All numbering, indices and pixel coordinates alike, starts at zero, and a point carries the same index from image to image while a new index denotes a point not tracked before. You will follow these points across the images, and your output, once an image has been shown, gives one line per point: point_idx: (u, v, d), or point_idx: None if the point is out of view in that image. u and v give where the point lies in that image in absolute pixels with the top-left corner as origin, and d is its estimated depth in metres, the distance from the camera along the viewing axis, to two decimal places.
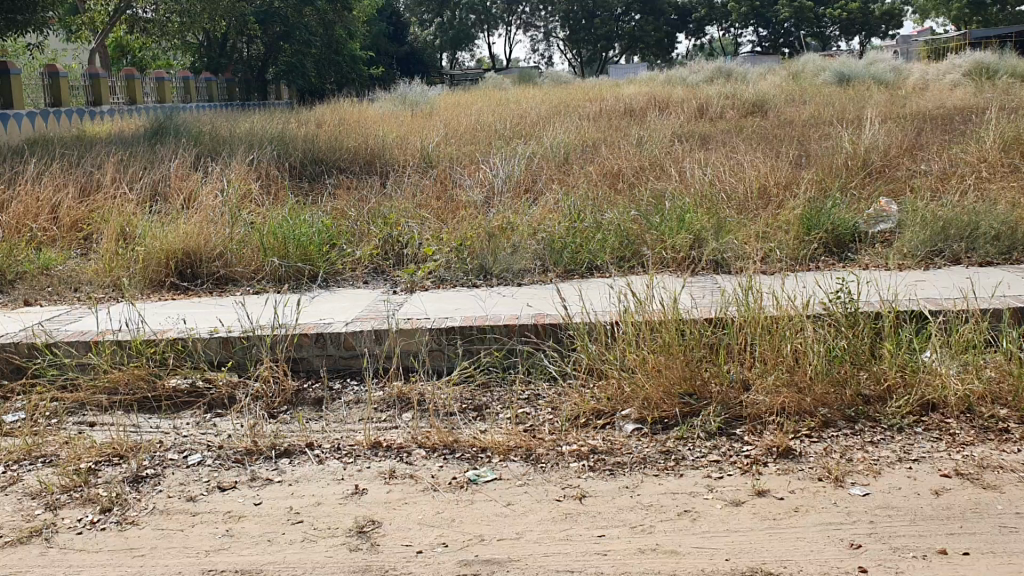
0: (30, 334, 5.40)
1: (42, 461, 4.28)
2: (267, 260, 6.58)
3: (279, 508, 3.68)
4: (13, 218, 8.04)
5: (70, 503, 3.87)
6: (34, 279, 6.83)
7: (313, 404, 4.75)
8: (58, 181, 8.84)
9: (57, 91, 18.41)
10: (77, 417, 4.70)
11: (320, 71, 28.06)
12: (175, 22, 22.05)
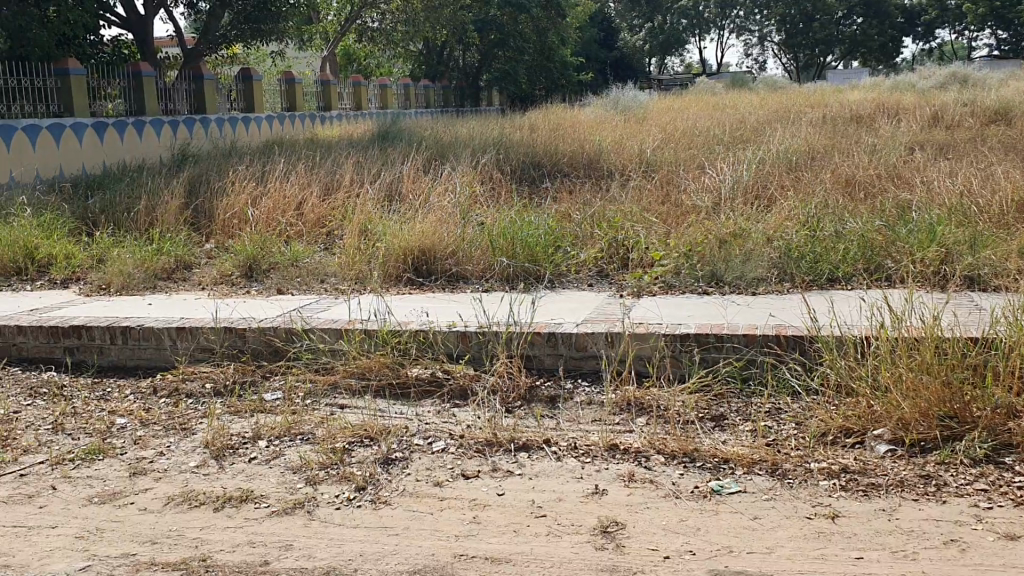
0: (287, 319, 5.86)
1: (300, 439, 4.62)
2: (497, 260, 6.78)
3: (522, 501, 3.77)
4: (265, 214, 8.73)
5: (328, 479, 4.13)
6: (285, 270, 7.37)
7: (547, 402, 4.85)
8: (303, 181, 9.51)
9: (293, 96, 19.79)
10: (329, 400, 5.06)
11: (532, 77, 28.71)
12: (401, 31, 23.16)
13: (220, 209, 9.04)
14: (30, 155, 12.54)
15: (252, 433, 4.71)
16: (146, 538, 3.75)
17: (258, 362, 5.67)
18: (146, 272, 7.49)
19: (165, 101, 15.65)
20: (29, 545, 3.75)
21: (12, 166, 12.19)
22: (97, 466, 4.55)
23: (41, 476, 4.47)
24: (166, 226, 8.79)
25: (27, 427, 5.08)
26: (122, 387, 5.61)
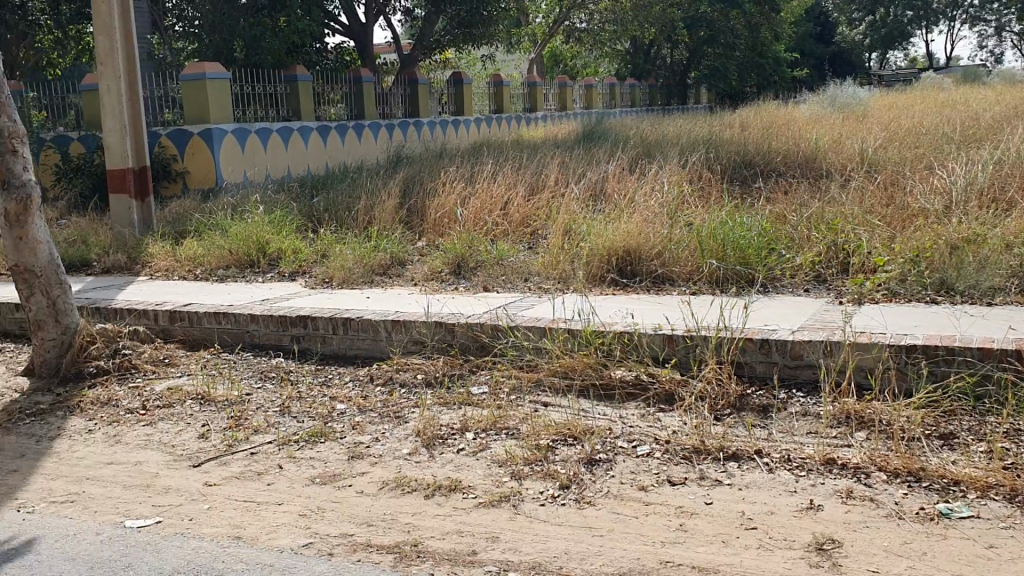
0: (493, 316, 6.00)
1: (506, 433, 4.71)
2: (705, 262, 6.64)
3: (731, 511, 3.66)
4: (473, 213, 8.98)
5: (533, 476, 4.18)
6: (491, 268, 7.55)
7: (757, 410, 4.69)
8: (511, 181, 9.70)
9: (501, 98, 20.27)
10: (534, 397, 5.13)
11: (742, 74, 27.98)
12: (608, 31, 23.22)
13: (432, 208, 9.38)
14: (262, 156, 13.53)
15: (460, 425, 4.85)
16: (362, 520, 3.95)
17: (466, 357, 5.83)
18: (363, 268, 7.88)
19: (383, 105, 16.43)
20: (258, 520, 4.05)
21: (247, 167, 13.18)
22: (318, 449, 4.83)
23: (269, 455, 4.80)
24: (381, 223, 9.22)
25: (257, 409, 5.47)
26: (341, 375, 5.94)
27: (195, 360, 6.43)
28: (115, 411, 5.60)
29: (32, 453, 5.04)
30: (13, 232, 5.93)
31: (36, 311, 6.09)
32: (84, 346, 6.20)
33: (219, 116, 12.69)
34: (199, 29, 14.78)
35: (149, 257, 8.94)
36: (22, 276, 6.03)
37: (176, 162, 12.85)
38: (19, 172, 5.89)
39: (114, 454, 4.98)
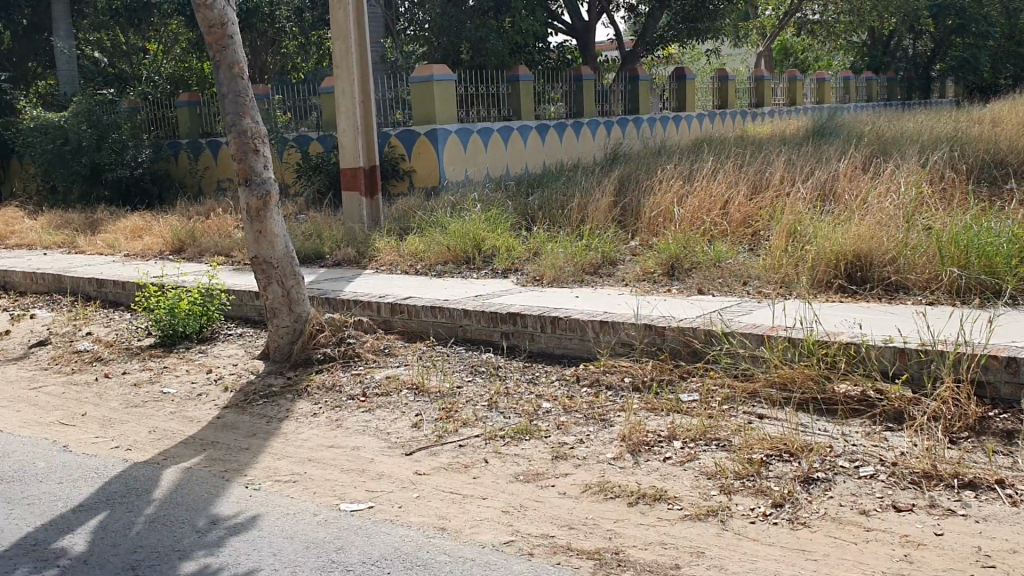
0: (708, 320, 5.81)
1: (716, 445, 4.54)
2: (945, 270, 6.12)
3: (965, 546, 3.33)
4: (690, 213, 8.74)
5: (743, 491, 4.00)
6: (707, 270, 7.33)
7: (1000, 436, 4.25)
8: (731, 180, 9.38)
9: (725, 93, 19.75)
10: (748, 408, 4.93)
11: (996, 64, 25.72)
12: (843, 22, 22.08)
13: (648, 207, 9.24)
14: (483, 155, 13.89)
15: (668, 433, 4.73)
16: (565, 522, 3.91)
17: (677, 362, 5.67)
18: (575, 267, 7.88)
19: (603, 102, 16.42)
20: (464, 512, 4.11)
21: (468, 165, 13.56)
22: (524, 446, 4.85)
23: (476, 449, 4.88)
24: (596, 222, 9.19)
25: (467, 402, 5.58)
26: (549, 373, 5.95)
27: (412, 351, 6.65)
28: (337, 396, 5.89)
29: (263, 432, 5.40)
30: (254, 226, 6.38)
31: (272, 300, 6.52)
32: (314, 334, 6.55)
33: (444, 116, 13.11)
34: (429, 32, 15.40)
35: (374, 252, 9.37)
36: (261, 267, 6.47)
37: (403, 161, 13.44)
38: (260, 170, 6.33)
39: (333, 438, 5.23)
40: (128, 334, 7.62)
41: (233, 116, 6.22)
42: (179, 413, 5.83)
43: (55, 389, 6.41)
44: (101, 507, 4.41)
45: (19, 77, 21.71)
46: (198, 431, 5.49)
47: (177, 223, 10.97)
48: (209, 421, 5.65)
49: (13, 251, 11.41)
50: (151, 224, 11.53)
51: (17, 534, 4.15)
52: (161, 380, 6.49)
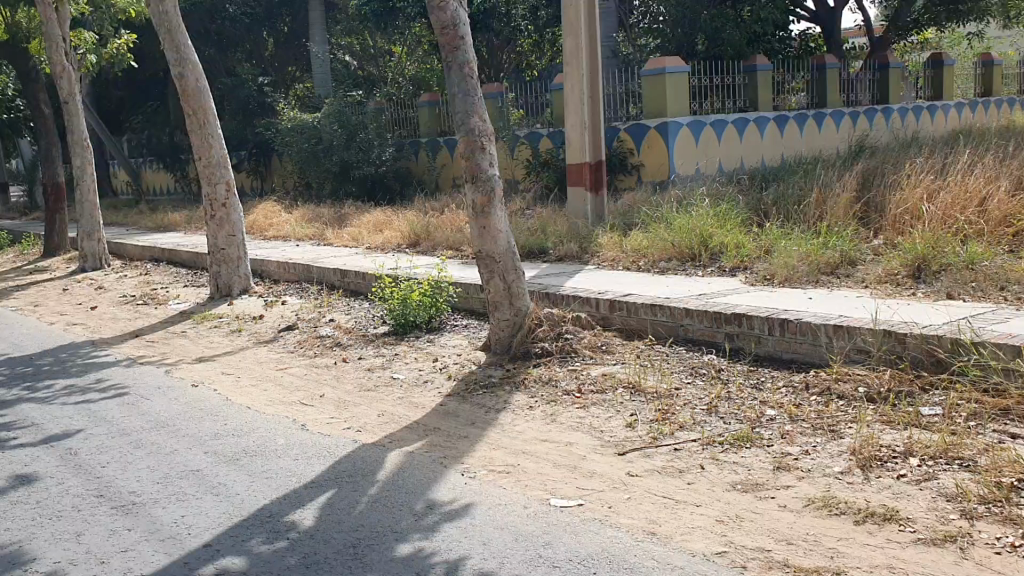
0: (955, 328, 5.33)
1: (960, 465, 4.15)
2: None
3: None
4: (942, 210, 8.06)
5: (989, 518, 3.64)
6: (959, 272, 6.74)
7: None
8: (991, 174, 8.57)
9: (989, 80, 18.11)
10: (999, 427, 4.49)
11: None
12: None
13: (893, 203, 8.62)
14: (716, 148, 13.54)
15: (904, 448, 4.38)
16: (782, 536, 3.73)
17: (918, 372, 5.25)
18: (809, 267, 7.49)
19: (848, 92, 15.53)
20: (675, 518, 4.01)
21: (700, 159, 13.27)
22: (743, 454, 4.66)
23: (692, 454, 4.75)
24: (833, 219, 8.69)
25: (685, 404, 5.44)
26: (774, 379, 5.69)
27: (631, 349, 6.58)
28: (555, 391, 5.93)
29: (481, 422, 5.54)
30: (479, 221, 6.55)
31: (494, 293, 6.67)
32: (533, 329, 6.63)
33: (676, 109, 12.89)
34: (664, 25, 15.23)
35: (598, 248, 9.37)
36: (484, 262, 6.63)
37: (632, 155, 13.34)
38: (487, 167, 6.48)
39: (548, 432, 5.27)
40: (364, 322, 8.07)
41: (463, 115, 6.41)
42: (405, 398, 6.10)
43: (297, 371, 6.91)
44: (329, 486, 4.70)
45: (281, 81, 23.67)
46: (422, 417, 5.72)
47: (413, 218, 11.50)
48: (432, 407, 5.88)
49: (270, 243, 12.43)
50: (390, 218, 12.16)
51: (255, 504, 4.52)
52: (391, 366, 6.82)
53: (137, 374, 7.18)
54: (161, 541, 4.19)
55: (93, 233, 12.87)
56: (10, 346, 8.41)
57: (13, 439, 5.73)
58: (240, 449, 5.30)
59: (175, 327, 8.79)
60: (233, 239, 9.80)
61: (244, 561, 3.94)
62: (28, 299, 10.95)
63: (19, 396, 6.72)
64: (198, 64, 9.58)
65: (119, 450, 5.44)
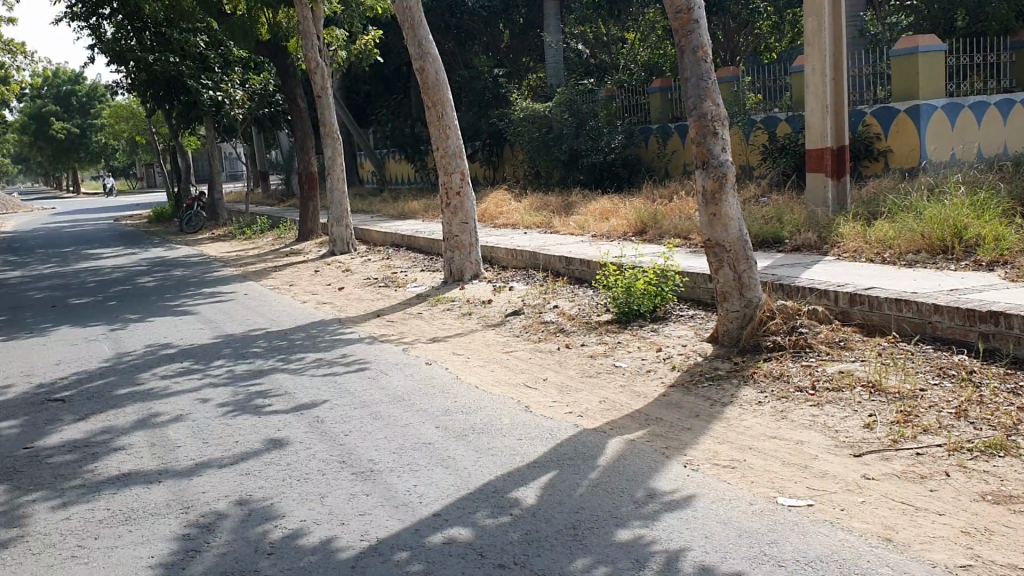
0: None
1: None
2: None
3: None
4: None
5: None
6: None
7: None
8: None
9: None
10: None
11: None
12: None
13: None
14: (974, 132, 12.50)
15: None
16: None
17: None
18: None
19: None
20: (915, 526, 3.76)
21: (956, 143, 12.30)
22: (996, 463, 4.28)
23: (936, 459, 4.42)
24: None
25: (930, 407, 5.07)
26: None
27: (871, 346, 6.19)
28: (785, 387, 5.70)
29: (705, 414, 5.42)
30: (709, 208, 6.41)
31: (723, 283, 6.51)
32: (764, 321, 6.40)
33: (929, 91, 12.01)
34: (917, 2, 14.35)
35: (838, 238, 8.92)
36: (713, 250, 6.48)
37: (879, 141, 12.52)
38: (718, 152, 6.32)
39: (778, 429, 5.08)
40: (589, 310, 8.13)
41: (694, 99, 6.29)
42: (628, 387, 6.09)
43: (523, 354, 7.07)
44: (552, 467, 4.78)
45: (516, 71, 24.30)
46: (645, 405, 5.68)
47: (642, 206, 11.42)
48: (655, 397, 5.83)
49: (501, 230, 12.77)
50: (618, 206, 12.15)
51: (481, 479, 4.67)
52: (615, 354, 6.82)
53: (377, 351, 7.62)
54: (395, 507, 4.43)
55: (341, 220, 13.78)
56: (267, 321, 9.18)
57: (268, 406, 6.26)
58: (469, 426, 5.50)
59: (413, 308, 9.25)
60: (466, 226, 10.13)
61: (470, 532, 4.10)
62: (284, 279, 11.90)
63: (274, 366, 7.33)
64: (437, 57, 10.02)
65: (360, 421, 5.80)
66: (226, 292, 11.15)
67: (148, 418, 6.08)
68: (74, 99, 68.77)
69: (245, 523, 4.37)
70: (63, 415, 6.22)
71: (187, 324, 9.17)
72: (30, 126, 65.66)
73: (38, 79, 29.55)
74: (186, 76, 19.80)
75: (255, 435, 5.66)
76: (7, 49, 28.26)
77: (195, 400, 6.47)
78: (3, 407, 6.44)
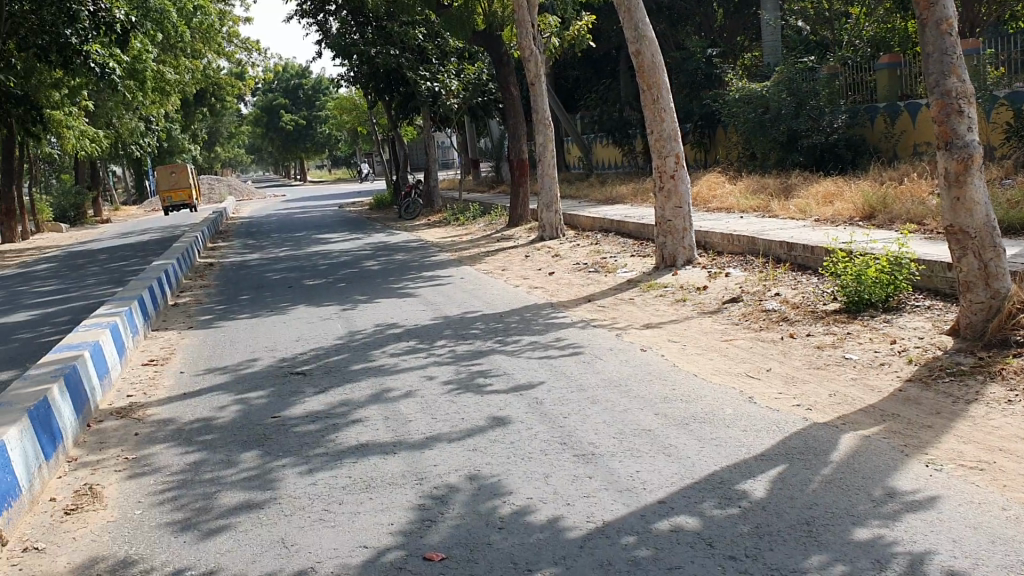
0: None
1: None
2: None
3: None
4: None
5: None
6: None
7: None
8: None
9: None
10: None
11: None
12: None
13: None
14: None
15: None
16: None
17: None
18: None
19: None
20: None
21: None
22: None
23: None
24: None
25: None
26: None
27: None
28: None
29: (947, 412, 5.09)
30: (953, 191, 5.99)
31: (966, 273, 6.07)
32: (1013, 313, 5.91)
33: None
34: None
35: None
36: (956, 237, 6.06)
37: None
38: (964, 131, 5.89)
39: None
40: (813, 298, 7.81)
41: (937, 76, 5.91)
42: (860, 380, 5.81)
43: (743, 343, 6.90)
44: (781, 459, 4.65)
45: (731, 51, 23.79)
46: (879, 401, 5.40)
47: (868, 189, 10.85)
48: (890, 392, 5.52)
49: (715, 215, 12.50)
50: (842, 189, 11.60)
51: (706, 469, 4.60)
52: (843, 345, 6.53)
53: (591, 335, 7.67)
54: (619, 491, 4.45)
55: (551, 205, 13.97)
56: (484, 304, 9.47)
57: (490, 385, 6.45)
58: (689, 414, 5.44)
59: (625, 293, 9.25)
60: (679, 211, 9.97)
61: (698, 521, 4.06)
62: (497, 264, 12.21)
63: (493, 348, 7.54)
64: (654, 40, 9.95)
65: (579, 404, 5.86)
66: (444, 275, 11.59)
67: (380, 393, 6.43)
68: (301, 91, 73.44)
69: (475, 497, 4.53)
70: (304, 387, 6.68)
71: (410, 306, 9.62)
72: (263, 118, 70.92)
73: (271, 74, 31.81)
74: (405, 68, 20.67)
75: (479, 413, 5.84)
76: (244, 46, 30.61)
77: (421, 378, 6.77)
78: (251, 378, 7.01)
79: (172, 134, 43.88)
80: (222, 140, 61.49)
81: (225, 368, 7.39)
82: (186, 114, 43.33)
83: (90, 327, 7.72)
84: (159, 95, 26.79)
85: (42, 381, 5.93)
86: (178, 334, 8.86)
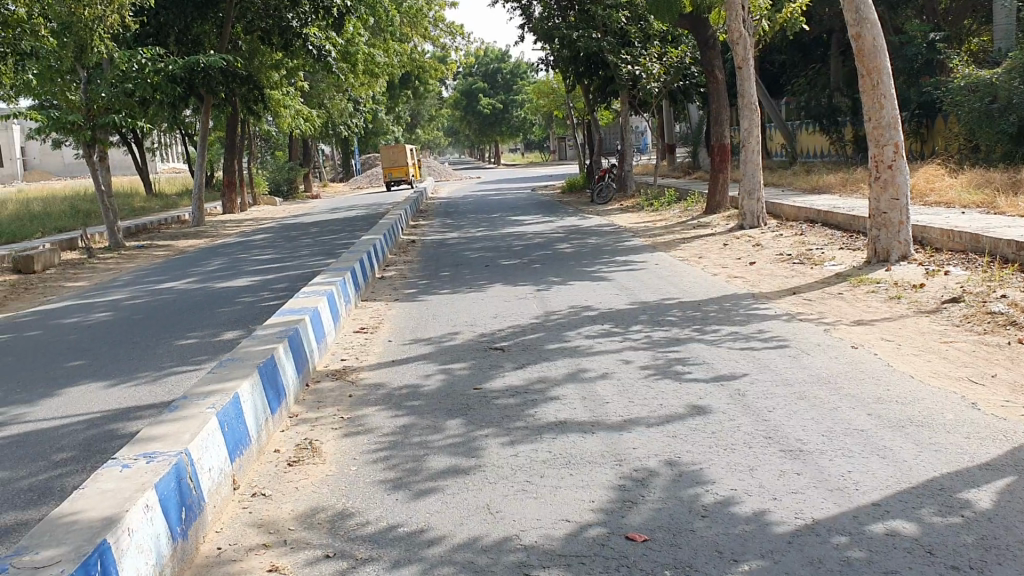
0: None
1: None
2: None
3: None
4: None
5: None
6: None
7: None
8: None
9: None
10: None
11: None
12: None
13: None
14: None
15: None
16: None
17: None
18: None
19: None
20: None
21: None
22: None
23: None
24: None
25: None
26: None
27: None
28: None
29: None
30: None
31: None
32: None
33: None
34: None
35: None
36: None
37: None
38: None
39: None
40: None
41: None
42: None
43: (966, 346, 6.49)
44: (1009, 471, 4.35)
45: (956, 36, 22.34)
46: None
47: None
48: None
49: (933, 209, 11.79)
50: None
51: (925, 474, 4.38)
52: None
53: (796, 329, 7.42)
54: (830, 490, 4.30)
55: (753, 193, 13.61)
56: (681, 291, 9.36)
57: (688, 373, 6.38)
58: (906, 417, 5.17)
59: (833, 287, 8.90)
60: (897, 203, 9.45)
61: (916, 527, 3.86)
62: (694, 251, 12.04)
63: (692, 336, 7.44)
64: (876, 22, 9.56)
65: (784, 398, 5.70)
66: (640, 261, 11.54)
67: (578, 372, 6.50)
68: (500, 75, 74.79)
69: (676, 483, 4.50)
70: (504, 362, 6.85)
71: (607, 289, 9.66)
72: (462, 102, 73.04)
73: (473, 57, 32.63)
74: (606, 51, 20.66)
75: (678, 400, 5.80)
76: (448, 30, 31.56)
77: (619, 361, 6.79)
78: (454, 351, 7.26)
79: (378, 115, 45.87)
80: (423, 122, 63.83)
81: (429, 339, 7.70)
82: (391, 96, 45.26)
83: (308, 293, 8.22)
84: (369, 77, 28.11)
85: (269, 341, 6.37)
86: (385, 305, 9.30)
